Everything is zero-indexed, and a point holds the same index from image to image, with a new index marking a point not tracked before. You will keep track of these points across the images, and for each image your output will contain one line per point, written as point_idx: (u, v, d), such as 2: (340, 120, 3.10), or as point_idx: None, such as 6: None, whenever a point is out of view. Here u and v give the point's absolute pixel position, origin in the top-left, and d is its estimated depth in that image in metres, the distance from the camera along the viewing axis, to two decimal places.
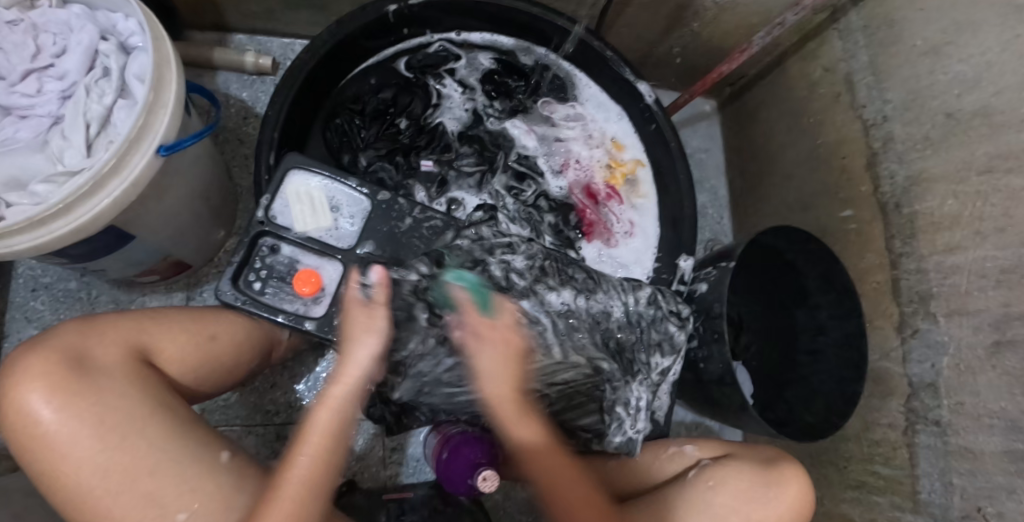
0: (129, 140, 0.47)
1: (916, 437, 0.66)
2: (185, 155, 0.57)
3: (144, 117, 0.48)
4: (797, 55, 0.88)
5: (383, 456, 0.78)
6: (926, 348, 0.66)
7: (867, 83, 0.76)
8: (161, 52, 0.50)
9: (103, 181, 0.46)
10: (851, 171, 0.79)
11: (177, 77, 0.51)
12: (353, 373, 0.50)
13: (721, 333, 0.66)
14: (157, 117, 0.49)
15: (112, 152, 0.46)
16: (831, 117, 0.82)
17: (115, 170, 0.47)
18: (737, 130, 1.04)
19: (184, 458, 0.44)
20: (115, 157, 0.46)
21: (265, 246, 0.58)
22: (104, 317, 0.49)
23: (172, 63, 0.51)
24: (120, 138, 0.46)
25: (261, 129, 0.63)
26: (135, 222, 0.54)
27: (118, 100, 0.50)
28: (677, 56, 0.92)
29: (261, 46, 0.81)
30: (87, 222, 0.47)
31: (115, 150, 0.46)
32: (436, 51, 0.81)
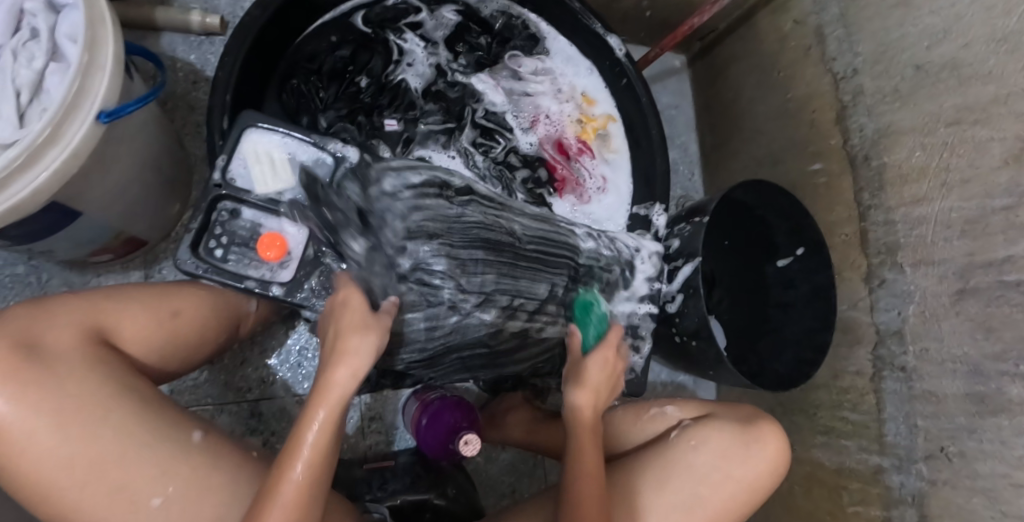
0: (65, 106, 0.43)
1: (882, 383, 0.69)
2: (130, 123, 0.53)
3: (79, 80, 0.44)
4: (767, 8, 0.86)
5: (363, 425, 0.75)
6: (893, 297, 0.68)
7: (838, 35, 0.75)
8: (93, 8, 0.46)
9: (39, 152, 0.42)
10: (820, 125, 0.79)
11: (114, 35, 0.47)
12: (341, 379, 0.43)
13: (697, 289, 0.67)
14: (94, 80, 0.45)
15: (47, 119, 0.42)
16: (802, 71, 0.81)
17: (52, 139, 0.43)
18: (708, 85, 1.02)
19: (156, 442, 0.42)
20: (51, 125, 0.42)
21: (224, 211, 0.53)
22: (53, 299, 0.45)
23: (107, 20, 0.46)
24: (55, 104, 0.42)
25: (211, 91, 0.59)
26: (80, 197, 0.50)
27: (50, 64, 0.46)
28: (646, 9, 0.89)
29: (206, 3, 0.75)
30: (25, 198, 0.43)
31: (50, 118, 0.42)
32: (395, 4, 0.76)
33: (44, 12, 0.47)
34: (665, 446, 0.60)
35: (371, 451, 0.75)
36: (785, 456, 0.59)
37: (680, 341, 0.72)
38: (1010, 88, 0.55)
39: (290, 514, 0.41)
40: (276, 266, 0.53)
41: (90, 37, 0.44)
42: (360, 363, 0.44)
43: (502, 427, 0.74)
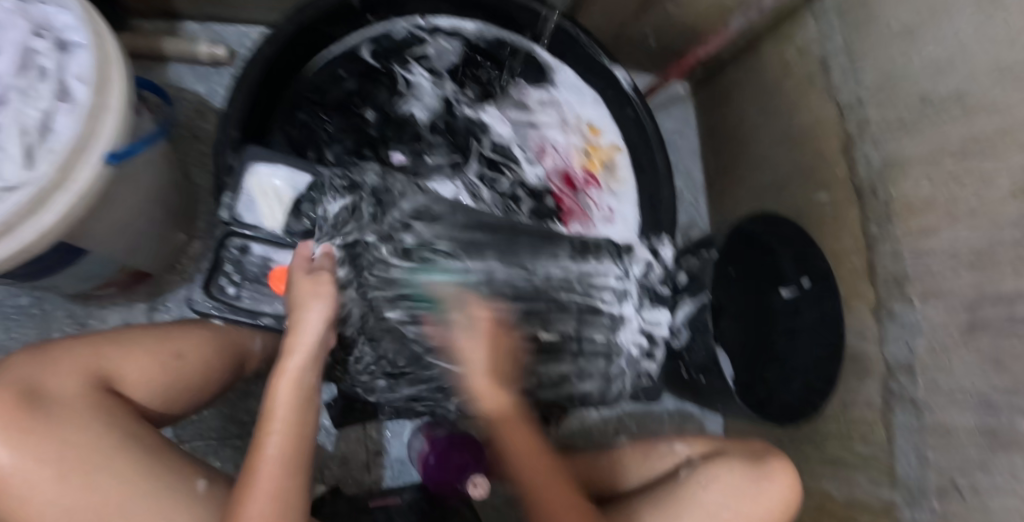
0: (71, 151, 0.43)
1: (892, 415, 0.68)
2: (137, 159, 0.53)
3: (87, 123, 0.44)
4: (770, 35, 0.87)
5: (368, 459, 0.74)
6: (901, 328, 0.68)
7: (842, 65, 0.76)
8: (102, 53, 0.46)
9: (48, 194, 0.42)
10: (825, 154, 0.79)
11: (122, 77, 0.47)
12: (306, 341, 0.46)
13: (705, 323, 0.66)
14: (101, 121, 0.45)
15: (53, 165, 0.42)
16: (807, 100, 0.81)
17: (58, 183, 0.43)
18: (712, 111, 1.03)
19: (153, 493, 0.40)
20: (58, 170, 0.43)
21: (234, 247, 0.54)
22: (62, 345, 0.45)
23: (117, 63, 0.47)
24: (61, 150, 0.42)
25: (219, 127, 0.59)
26: (85, 236, 0.50)
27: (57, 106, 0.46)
28: (650, 37, 0.89)
29: (215, 34, 0.75)
30: (32, 241, 0.43)
31: (56, 163, 0.42)
32: (401, 35, 0.76)
33: (51, 52, 0.47)
34: (676, 484, 0.59)
35: (377, 485, 0.74)
36: (798, 489, 0.57)
37: (689, 375, 0.72)
38: (1015, 120, 0.55)
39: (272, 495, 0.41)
40: None
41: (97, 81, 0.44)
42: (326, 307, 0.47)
43: None
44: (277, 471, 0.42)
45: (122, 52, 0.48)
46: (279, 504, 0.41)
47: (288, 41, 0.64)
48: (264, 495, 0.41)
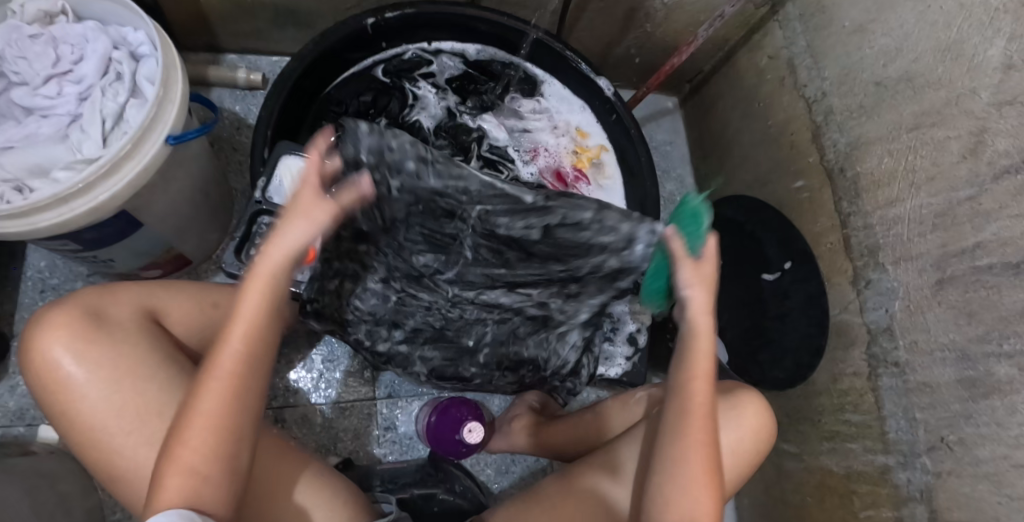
0: (143, 129, 0.51)
1: (879, 381, 0.70)
2: (187, 149, 0.61)
3: (155, 109, 0.52)
4: (744, 48, 0.95)
5: (377, 435, 0.79)
6: (879, 296, 0.70)
7: (807, 65, 0.83)
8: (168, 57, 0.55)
9: (119, 163, 0.50)
10: (798, 145, 0.85)
11: (183, 77, 0.56)
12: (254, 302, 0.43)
13: None
14: (166, 110, 0.54)
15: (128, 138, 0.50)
16: (779, 99, 0.88)
17: (130, 154, 0.51)
18: (697, 122, 1.09)
19: (188, 403, 0.47)
20: (131, 142, 0.50)
21: (262, 223, 0.60)
22: (115, 284, 0.52)
23: (178, 66, 0.55)
24: (135, 126, 0.50)
25: (254, 128, 0.67)
26: (145, 210, 0.58)
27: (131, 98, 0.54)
28: (635, 56, 0.99)
29: (251, 63, 0.88)
30: (103, 202, 0.51)
31: (130, 136, 0.50)
32: (410, 58, 0.86)
33: (128, 58, 0.56)
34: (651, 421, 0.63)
35: (385, 460, 0.78)
36: (769, 427, 0.61)
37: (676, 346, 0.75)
38: (959, 90, 0.61)
39: (199, 454, 0.40)
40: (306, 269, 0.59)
41: (165, 77, 0.53)
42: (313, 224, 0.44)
43: (507, 434, 0.77)
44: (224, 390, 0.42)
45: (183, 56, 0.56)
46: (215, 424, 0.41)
47: (314, 59, 0.73)
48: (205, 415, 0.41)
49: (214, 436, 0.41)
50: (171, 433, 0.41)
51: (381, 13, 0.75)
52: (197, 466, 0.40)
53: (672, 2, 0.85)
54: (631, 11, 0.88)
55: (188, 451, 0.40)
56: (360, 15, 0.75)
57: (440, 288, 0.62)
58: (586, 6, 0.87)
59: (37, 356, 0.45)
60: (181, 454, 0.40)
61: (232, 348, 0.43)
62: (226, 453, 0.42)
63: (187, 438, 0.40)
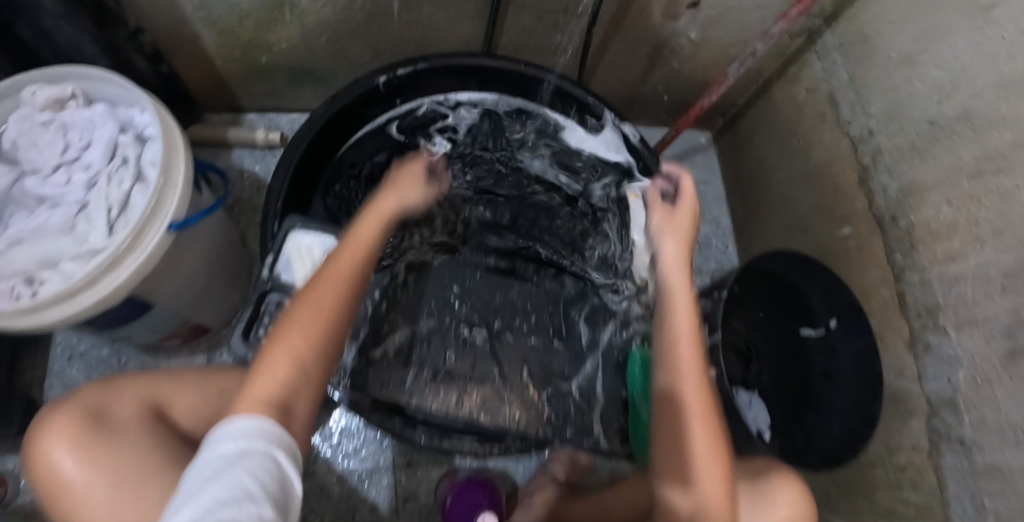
0: (143, 220, 0.50)
1: (942, 459, 0.62)
2: (199, 228, 0.61)
3: (156, 197, 0.51)
4: (780, 80, 0.89)
5: (398, 505, 0.76)
6: (939, 364, 0.63)
7: (850, 99, 0.76)
8: (171, 140, 0.54)
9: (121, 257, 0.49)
10: (843, 187, 0.78)
11: (186, 159, 0.54)
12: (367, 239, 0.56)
13: None
14: (168, 196, 0.52)
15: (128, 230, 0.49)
16: (819, 136, 0.81)
17: (131, 247, 0.50)
18: (731, 157, 1.02)
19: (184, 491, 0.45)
20: (132, 236, 0.50)
21: (271, 303, 0.59)
22: (122, 377, 0.52)
23: (182, 149, 0.54)
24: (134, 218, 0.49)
25: (267, 199, 0.65)
26: (156, 292, 0.57)
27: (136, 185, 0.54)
28: (664, 92, 0.94)
29: (270, 121, 0.88)
30: (108, 295, 0.50)
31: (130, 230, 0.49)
32: (425, 112, 0.83)
33: (134, 143, 0.55)
34: None
35: None
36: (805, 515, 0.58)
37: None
38: None
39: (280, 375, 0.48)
40: None
41: (165, 164, 0.52)
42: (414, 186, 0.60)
43: (526, 509, 0.71)
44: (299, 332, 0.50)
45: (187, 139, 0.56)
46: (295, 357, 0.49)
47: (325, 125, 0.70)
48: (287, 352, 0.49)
49: (304, 352, 0.50)
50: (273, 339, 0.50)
51: (394, 70, 0.72)
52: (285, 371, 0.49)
53: (700, 38, 0.81)
54: (655, 49, 0.84)
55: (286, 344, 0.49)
56: (372, 74, 0.72)
57: (444, 357, 0.61)
58: (607, 47, 0.83)
59: (39, 461, 0.45)
60: (285, 339, 0.50)
61: (329, 287, 0.52)
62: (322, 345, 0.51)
63: (277, 363, 0.48)
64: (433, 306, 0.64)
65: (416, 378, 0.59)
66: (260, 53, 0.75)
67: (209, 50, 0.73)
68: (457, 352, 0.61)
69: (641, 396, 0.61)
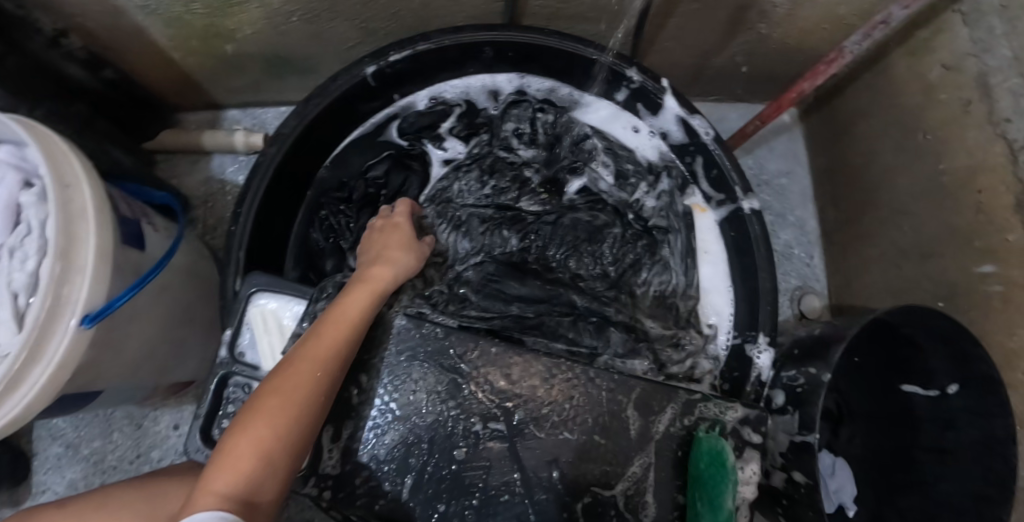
0: (41, 323, 0.38)
1: None
2: (145, 295, 0.49)
3: (54, 290, 0.39)
4: (902, 49, 0.66)
5: None
6: None
7: (1012, 86, 0.53)
8: (73, 203, 0.41)
9: (19, 375, 0.38)
10: (989, 210, 0.57)
11: (97, 227, 0.42)
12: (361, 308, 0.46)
13: (811, 476, 0.47)
14: (73, 283, 0.40)
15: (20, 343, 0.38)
16: (960, 134, 0.60)
17: (33, 357, 0.39)
18: (825, 143, 0.80)
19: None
20: (28, 346, 0.38)
21: (235, 391, 0.47)
22: (46, 510, 0.42)
23: (90, 213, 0.41)
24: (26, 324, 0.38)
25: (225, 247, 0.51)
26: (96, 381, 0.47)
27: (41, 263, 0.42)
28: (743, 64, 0.73)
29: (256, 118, 0.74)
30: (16, 417, 0.40)
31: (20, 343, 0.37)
32: (430, 107, 0.66)
33: (38, 202, 0.43)
34: None
35: None
36: None
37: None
38: None
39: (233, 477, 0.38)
40: None
41: (63, 241, 0.39)
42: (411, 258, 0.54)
43: None
44: (270, 412, 0.40)
45: (100, 195, 0.42)
46: (259, 444, 0.39)
47: (299, 138, 0.55)
48: (253, 439, 0.39)
49: (274, 444, 0.40)
50: (240, 421, 0.41)
51: (386, 57, 0.56)
52: (248, 467, 0.39)
53: None
54: (737, 11, 0.62)
55: (249, 437, 0.39)
56: (358, 63, 0.56)
57: (445, 467, 0.46)
58: (670, 11, 0.62)
59: None
60: (250, 424, 0.40)
61: (310, 362, 0.42)
62: (293, 443, 0.41)
63: (238, 457, 0.39)
64: (437, 390, 0.47)
65: (415, 488, 0.46)
66: (224, 43, 0.60)
67: (164, 45, 0.58)
68: (465, 451, 0.47)
69: (709, 508, 0.46)
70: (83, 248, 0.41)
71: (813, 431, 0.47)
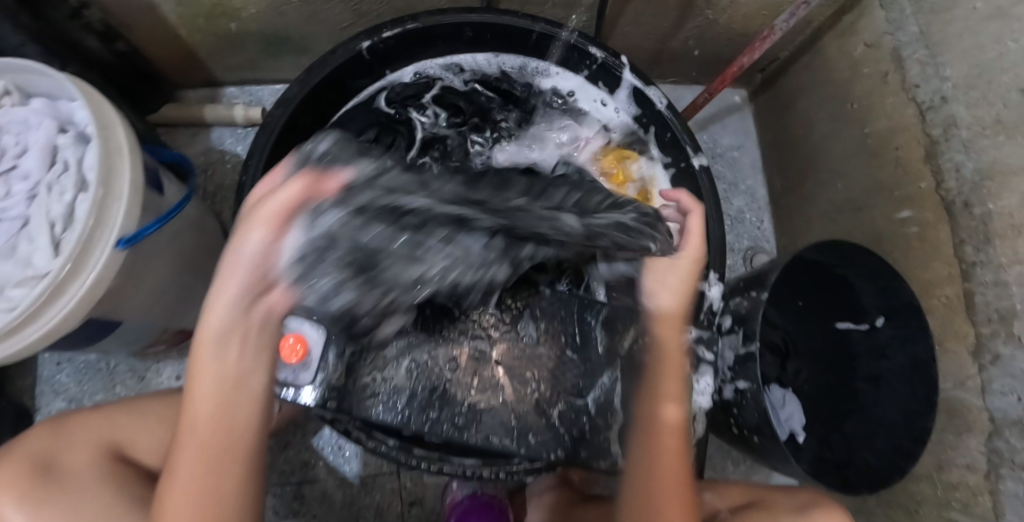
0: (83, 241, 0.44)
1: (1000, 483, 0.55)
2: (163, 234, 0.54)
3: (95, 213, 0.44)
4: (833, 32, 0.75)
5: (401, 509, 0.70)
6: (1009, 379, 0.54)
7: (920, 58, 0.63)
8: (111, 141, 0.47)
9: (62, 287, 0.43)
10: (905, 164, 0.66)
11: (132, 162, 0.47)
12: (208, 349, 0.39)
13: (756, 380, 0.55)
14: (112, 210, 0.46)
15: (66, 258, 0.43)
16: (880, 101, 0.69)
17: (75, 271, 0.44)
18: (771, 120, 0.90)
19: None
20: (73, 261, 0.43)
21: None
22: (79, 411, 0.48)
23: (125, 150, 0.47)
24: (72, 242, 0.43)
25: (234, 196, 0.57)
26: (119, 309, 0.52)
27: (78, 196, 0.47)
28: (695, 48, 0.81)
29: (252, 95, 0.79)
30: (55, 326, 0.45)
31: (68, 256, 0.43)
32: (415, 79, 0.72)
33: (74, 145, 0.49)
34: None
35: None
36: None
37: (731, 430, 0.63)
38: None
39: None
40: None
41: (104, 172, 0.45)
42: (256, 236, 0.36)
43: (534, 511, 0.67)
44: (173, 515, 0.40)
45: (133, 136, 0.48)
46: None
47: (302, 103, 0.61)
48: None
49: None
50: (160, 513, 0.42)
51: (380, 34, 0.62)
52: None
53: None
54: None
55: None
56: (354, 40, 0.62)
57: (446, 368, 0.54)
58: None
59: None
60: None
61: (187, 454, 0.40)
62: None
63: None
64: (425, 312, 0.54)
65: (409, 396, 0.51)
66: (229, 21, 0.66)
67: (172, 22, 0.64)
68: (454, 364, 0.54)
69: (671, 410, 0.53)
70: (121, 180, 0.47)
71: (754, 341, 0.56)
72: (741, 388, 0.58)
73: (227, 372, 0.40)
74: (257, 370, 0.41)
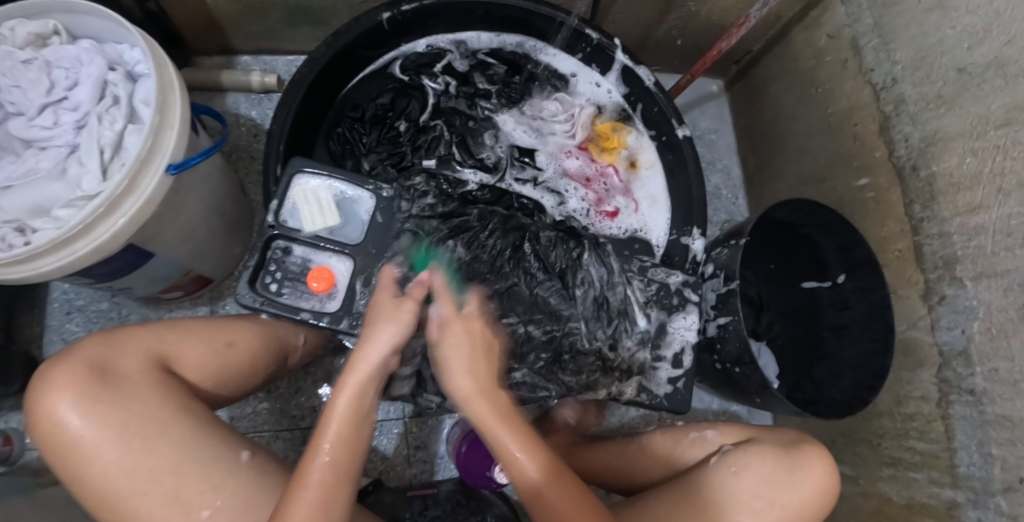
0: (140, 162, 0.49)
1: (950, 408, 0.62)
2: (197, 172, 0.59)
3: (152, 138, 0.50)
4: (800, 26, 0.84)
5: (408, 453, 0.76)
6: (954, 315, 0.62)
7: (874, 45, 0.72)
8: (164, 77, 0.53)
9: (117, 201, 0.48)
10: (862, 138, 0.75)
11: (182, 98, 0.53)
12: (366, 363, 0.47)
13: (736, 312, 0.64)
14: (165, 136, 0.51)
15: (125, 173, 0.48)
16: (840, 85, 0.78)
17: (129, 189, 0.49)
18: (746, 107, 0.99)
19: (192, 446, 0.45)
20: (129, 178, 0.48)
21: (278, 248, 0.57)
22: (124, 330, 0.50)
23: (176, 86, 0.53)
24: (131, 160, 0.48)
25: (267, 141, 0.62)
26: (154, 240, 0.56)
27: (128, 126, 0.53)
28: (677, 37, 0.90)
29: (266, 64, 0.84)
30: (105, 241, 0.49)
31: (128, 171, 0.48)
32: (426, 50, 0.77)
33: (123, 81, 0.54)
34: (705, 474, 0.60)
35: (416, 480, 0.75)
36: (832, 489, 0.58)
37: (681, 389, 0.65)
38: None
39: None
40: (325, 297, 0.56)
41: (161, 100, 0.51)
42: (394, 336, 0.48)
43: None
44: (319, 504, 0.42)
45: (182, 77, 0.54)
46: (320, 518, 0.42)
47: (326, 65, 0.66)
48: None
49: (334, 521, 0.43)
50: None
51: (399, 6, 0.67)
52: None
53: None
54: None
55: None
56: (375, 10, 0.67)
57: None
58: None
59: (43, 417, 0.44)
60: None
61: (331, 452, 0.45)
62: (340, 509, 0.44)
63: None
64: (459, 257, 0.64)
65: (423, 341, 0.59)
66: None
67: None
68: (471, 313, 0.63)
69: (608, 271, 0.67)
70: (172, 113, 0.52)
71: (734, 280, 0.65)
72: (723, 324, 0.67)
73: (371, 390, 0.48)
74: (379, 356, 0.48)
